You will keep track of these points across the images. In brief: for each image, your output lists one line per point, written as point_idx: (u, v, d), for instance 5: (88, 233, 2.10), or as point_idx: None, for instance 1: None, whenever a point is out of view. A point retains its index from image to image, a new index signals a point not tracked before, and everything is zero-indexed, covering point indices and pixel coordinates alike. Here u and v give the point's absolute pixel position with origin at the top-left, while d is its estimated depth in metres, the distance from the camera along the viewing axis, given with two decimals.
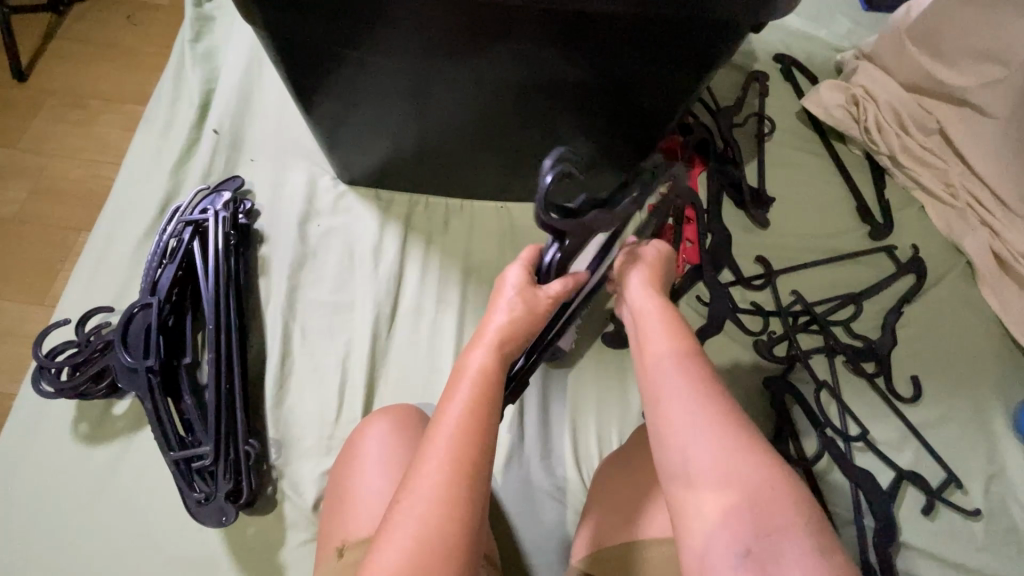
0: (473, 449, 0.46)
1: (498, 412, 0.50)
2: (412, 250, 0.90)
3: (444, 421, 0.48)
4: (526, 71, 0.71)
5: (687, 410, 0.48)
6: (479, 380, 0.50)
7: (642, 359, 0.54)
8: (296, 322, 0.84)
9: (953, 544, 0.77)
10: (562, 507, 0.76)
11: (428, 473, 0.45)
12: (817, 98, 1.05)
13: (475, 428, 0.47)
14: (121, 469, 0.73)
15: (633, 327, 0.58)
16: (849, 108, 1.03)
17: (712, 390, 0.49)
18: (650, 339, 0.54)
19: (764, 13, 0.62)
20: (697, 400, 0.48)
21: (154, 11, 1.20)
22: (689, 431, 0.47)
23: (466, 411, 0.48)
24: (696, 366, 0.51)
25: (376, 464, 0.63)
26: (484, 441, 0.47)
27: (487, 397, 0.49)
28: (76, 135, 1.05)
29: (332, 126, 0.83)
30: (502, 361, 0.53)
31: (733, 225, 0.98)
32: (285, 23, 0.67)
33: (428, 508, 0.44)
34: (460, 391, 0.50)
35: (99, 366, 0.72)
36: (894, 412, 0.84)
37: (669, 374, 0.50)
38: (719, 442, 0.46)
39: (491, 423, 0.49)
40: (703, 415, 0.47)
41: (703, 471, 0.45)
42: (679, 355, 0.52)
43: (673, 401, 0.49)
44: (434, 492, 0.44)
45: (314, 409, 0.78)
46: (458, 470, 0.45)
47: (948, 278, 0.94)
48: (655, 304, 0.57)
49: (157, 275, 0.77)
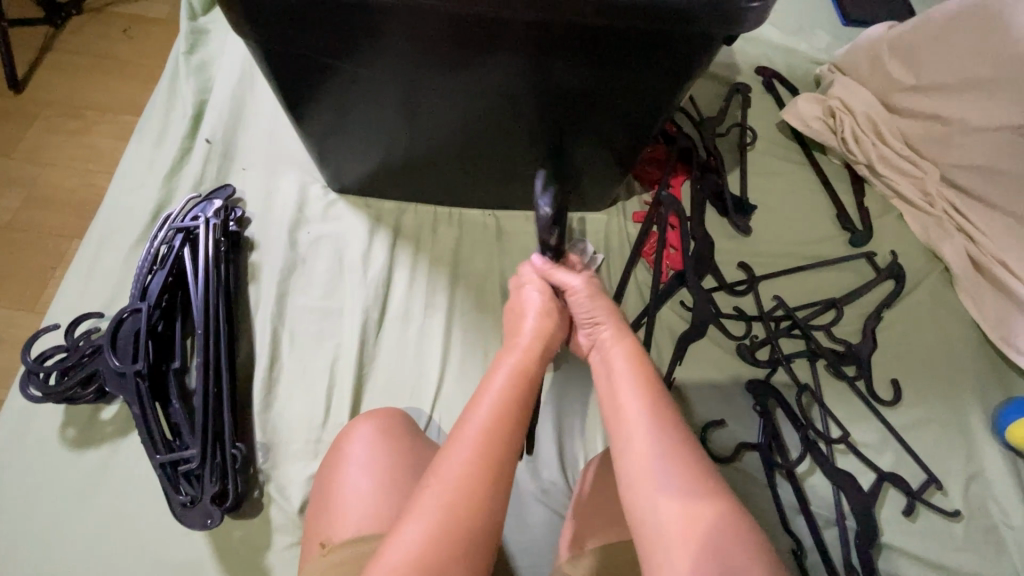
0: (497, 445, 0.51)
1: (522, 415, 0.55)
2: (401, 256, 0.92)
3: (470, 416, 0.53)
4: (510, 83, 0.74)
5: (651, 440, 0.53)
6: (510, 381, 0.57)
7: (608, 393, 0.59)
8: (285, 327, 0.85)
9: (934, 545, 0.78)
10: (548, 509, 0.76)
11: (454, 469, 0.50)
12: (795, 109, 1.08)
13: (502, 427, 0.53)
14: (108, 472, 0.73)
15: (599, 361, 0.64)
16: (827, 120, 1.05)
17: (675, 423, 0.55)
18: (617, 372, 0.60)
19: (737, 24, 0.64)
20: (664, 430, 0.54)
21: (149, 24, 1.23)
22: (654, 460, 0.52)
23: (494, 407, 0.54)
24: (662, 397, 0.57)
25: (361, 466, 0.64)
26: (509, 439, 0.52)
27: (518, 395, 0.56)
28: (71, 144, 1.07)
29: (325, 135, 0.85)
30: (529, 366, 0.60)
31: (716, 232, 1.00)
32: (277, 36, 0.69)
33: (453, 495, 0.48)
34: (488, 390, 0.56)
35: (88, 370, 0.72)
36: (874, 414, 0.86)
37: (634, 402, 0.56)
38: (681, 472, 0.52)
39: (514, 423, 0.54)
40: (665, 444, 0.53)
41: (666, 500, 0.50)
42: (644, 388, 0.57)
43: (639, 430, 0.54)
44: (459, 478, 0.49)
45: (303, 413, 0.79)
46: (488, 460, 0.50)
47: (926, 283, 0.97)
48: (620, 339, 0.63)
49: (147, 280, 0.78)
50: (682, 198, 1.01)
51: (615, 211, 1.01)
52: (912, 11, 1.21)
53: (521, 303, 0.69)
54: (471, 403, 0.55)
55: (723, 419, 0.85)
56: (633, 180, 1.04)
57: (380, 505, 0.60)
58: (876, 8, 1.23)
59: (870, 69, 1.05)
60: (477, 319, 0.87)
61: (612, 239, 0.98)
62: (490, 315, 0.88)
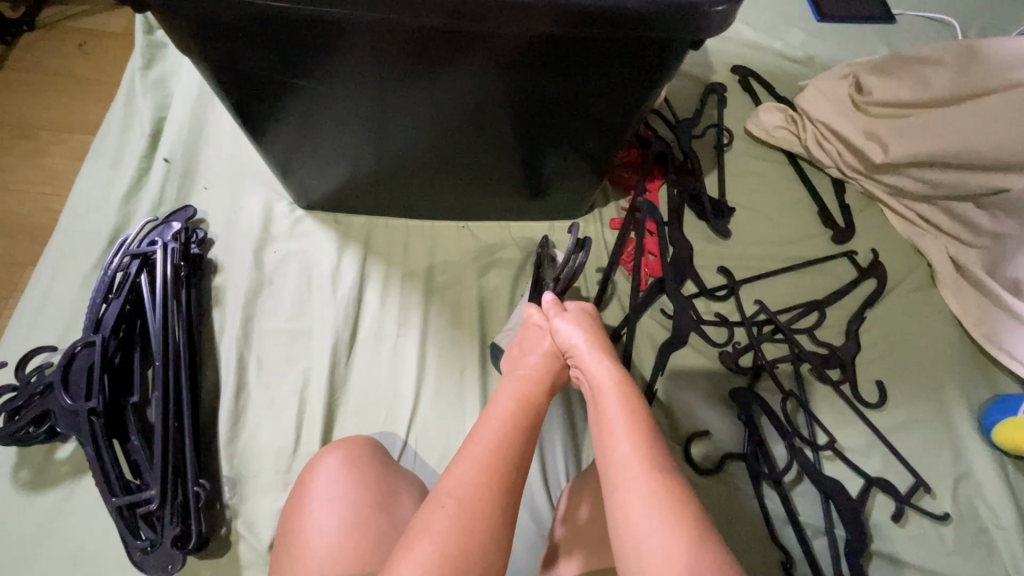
0: (501, 465, 0.52)
1: (526, 440, 0.56)
2: (372, 273, 0.89)
3: (475, 436, 0.55)
4: (480, 94, 0.71)
5: (639, 476, 0.52)
6: (514, 404, 0.58)
7: (599, 427, 0.58)
8: (252, 353, 0.81)
9: (924, 550, 0.77)
10: (533, 527, 0.74)
11: (459, 487, 0.51)
12: (756, 120, 1.08)
13: (504, 449, 0.54)
14: (65, 517, 0.70)
15: (590, 394, 0.62)
16: (789, 128, 1.06)
17: (663, 461, 0.53)
18: (606, 406, 0.59)
19: (706, 27, 0.62)
20: (652, 466, 0.53)
21: (106, 38, 1.19)
22: (641, 500, 0.51)
23: (499, 429, 0.55)
24: (650, 429, 0.56)
25: (327, 503, 0.61)
26: (512, 461, 0.53)
27: (519, 419, 0.57)
28: (24, 167, 1.02)
29: (286, 153, 0.82)
30: (530, 394, 0.61)
31: (695, 236, 0.98)
32: (226, 53, 0.65)
33: (461, 514, 0.49)
34: (493, 415, 0.57)
35: (39, 409, 0.69)
36: (860, 417, 0.85)
37: (623, 438, 0.55)
38: (669, 511, 0.49)
39: (516, 448, 0.54)
40: (653, 483, 0.51)
41: (657, 535, 0.48)
42: (633, 425, 0.56)
43: (627, 466, 0.53)
44: (467, 494, 0.50)
45: (271, 442, 0.76)
46: (492, 480, 0.51)
47: (907, 280, 0.96)
48: (611, 371, 0.62)
49: (102, 311, 0.74)
50: (660, 203, 0.99)
51: (592, 218, 0.99)
52: (886, 5, 1.21)
53: (525, 335, 0.71)
54: (478, 424, 0.56)
55: (708, 430, 0.83)
56: (608, 185, 1.02)
57: (351, 541, 0.58)
58: (848, 3, 1.21)
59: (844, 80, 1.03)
60: (452, 337, 0.85)
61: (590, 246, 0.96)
62: (465, 332, 0.85)
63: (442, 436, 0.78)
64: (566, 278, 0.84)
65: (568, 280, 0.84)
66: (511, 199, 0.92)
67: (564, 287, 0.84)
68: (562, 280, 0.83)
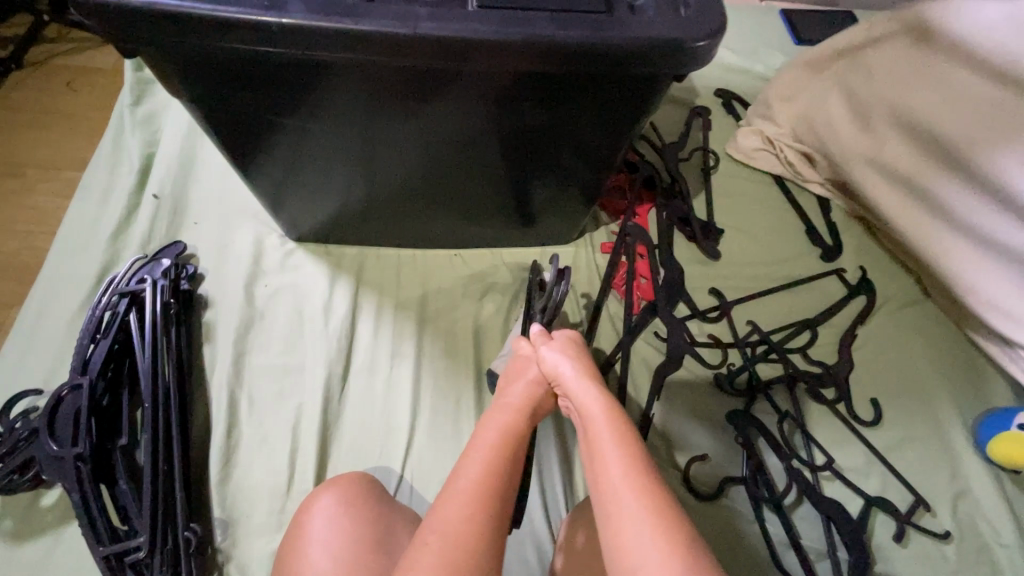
0: (485, 498, 0.52)
1: (511, 471, 0.55)
2: (364, 303, 0.89)
3: (459, 471, 0.54)
4: (463, 127, 0.72)
5: (633, 504, 0.51)
6: (498, 435, 0.58)
7: (590, 455, 0.58)
8: (244, 388, 0.80)
9: (928, 570, 0.76)
10: (535, 559, 0.73)
11: (444, 522, 0.50)
12: (735, 143, 1.10)
13: (488, 482, 0.53)
14: (50, 566, 0.67)
15: (579, 421, 0.62)
16: (767, 150, 1.07)
17: (656, 485, 0.53)
18: (595, 437, 0.58)
19: (688, 61, 0.63)
20: (645, 494, 0.52)
21: (95, 75, 1.19)
22: (634, 527, 0.50)
23: (484, 460, 0.54)
24: (641, 454, 0.55)
25: (323, 544, 0.60)
26: (497, 494, 0.53)
27: (505, 448, 0.56)
28: (11, 205, 1.02)
29: (276, 188, 0.82)
30: (512, 422, 0.60)
31: (685, 257, 0.99)
32: (215, 93, 0.66)
33: (447, 557, 0.48)
34: (477, 447, 0.56)
35: (24, 456, 0.67)
36: (856, 435, 0.85)
37: (614, 463, 0.54)
38: (664, 540, 0.48)
39: (499, 478, 0.54)
40: (644, 509, 0.51)
41: (652, 565, 0.48)
42: (623, 452, 0.55)
43: (620, 494, 0.52)
44: (453, 530, 0.49)
45: (264, 481, 0.74)
46: (478, 513, 0.51)
47: (895, 296, 0.97)
48: (597, 396, 0.61)
49: (89, 351, 0.73)
50: (650, 227, 1.00)
51: (584, 243, 0.99)
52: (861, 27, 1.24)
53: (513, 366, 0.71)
54: (463, 457, 0.55)
55: (705, 453, 0.82)
56: (599, 210, 1.02)
57: None
58: (825, 25, 1.25)
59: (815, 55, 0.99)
60: (447, 367, 0.84)
61: (582, 271, 0.97)
62: (461, 361, 0.85)
63: (438, 468, 0.77)
64: (551, 305, 0.82)
65: (555, 309, 0.82)
66: (502, 226, 0.93)
67: (550, 315, 0.82)
68: (546, 308, 0.82)
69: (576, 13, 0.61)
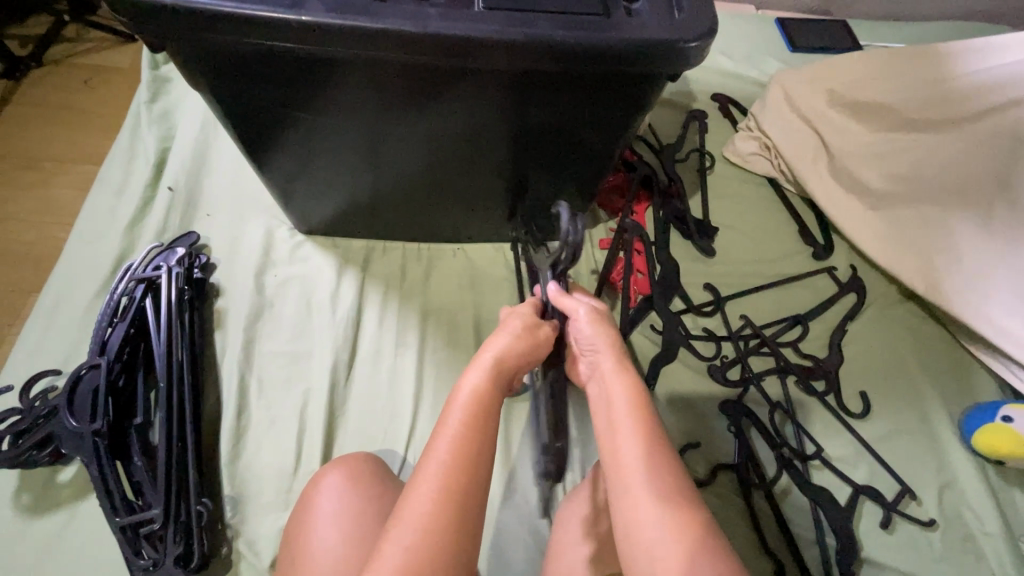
0: (460, 480, 0.50)
1: (484, 443, 0.53)
2: (370, 293, 0.92)
3: (438, 442, 0.52)
4: (468, 121, 0.75)
5: (648, 497, 0.52)
6: (472, 402, 0.54)
7: (609, 439, 0.57)
8: (253, 373, 0.83)
9: (912, 556, 0.79)
10: (532, 539, 0.76)
11: (419, 502, 0.49)
12: (732, 146, 1.13)
13: (460, 459, 0.51)
14: (65, 539, 0.70)
15: (600, 403, 0.60)
16: (762, 155, 1.10)
17: (668, 478, 0.53)
18: (616, 416, 0.57)
19: (682, 62, 0.67)
20: (657, 487, 0.52)
21: (112, 74, 1.23)
22: (648, 516, 0.51)
23: (456, 435, 0.52)
24: (660, 450, 0.55)
25: (330, 517, 0.63)
26: (468, 471, 0.51)
27: (477, 420, 0.53)
28: (28, 197, 1.05)
29: (287, 180, 0.85)
30: (488, 387, 0.56)
31: (682, 254, 1.02)
32: (233, 87, 0.69)
33: (416, 528, 0.47)
34: (449, 418, 0.54)
35: (43, 433, 0.70)
36: (845, 427, 0.87)
37: (632, 454, 0.54)
38: (676, 535, 0.50)
39: (474, 454, 0.51)
40: (657, 503, 0.51)
41: (662, 554, 0.49)
42: (641, 433, 0.56)
43: (635, 484, 0.53)
44: (423, 510, 0.48)
45: (273, 461, 0.77)
46: (451, 492, 0.49)
47: (884, 294, 1.00)
48: (624, 384, 0.59)
49: (107, 334, 0.76)
50: (647, 225, 1.04)
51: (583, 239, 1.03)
52: (854, 36, 1.28)
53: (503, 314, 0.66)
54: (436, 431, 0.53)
55: (698, 441, 0.85)
56: (598, 207, 1.06)
57: (350, 551, 0.60)
58: (819, 34, 1.28)
59: (833, 84, 1.05)
60: (449, 355, 0.87)
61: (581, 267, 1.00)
62: (463, 351, 0.88)
63: None
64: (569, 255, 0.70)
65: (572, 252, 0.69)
66: (502, 220, 0.95)
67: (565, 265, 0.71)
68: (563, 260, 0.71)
69: (578, 15, 0.65)
